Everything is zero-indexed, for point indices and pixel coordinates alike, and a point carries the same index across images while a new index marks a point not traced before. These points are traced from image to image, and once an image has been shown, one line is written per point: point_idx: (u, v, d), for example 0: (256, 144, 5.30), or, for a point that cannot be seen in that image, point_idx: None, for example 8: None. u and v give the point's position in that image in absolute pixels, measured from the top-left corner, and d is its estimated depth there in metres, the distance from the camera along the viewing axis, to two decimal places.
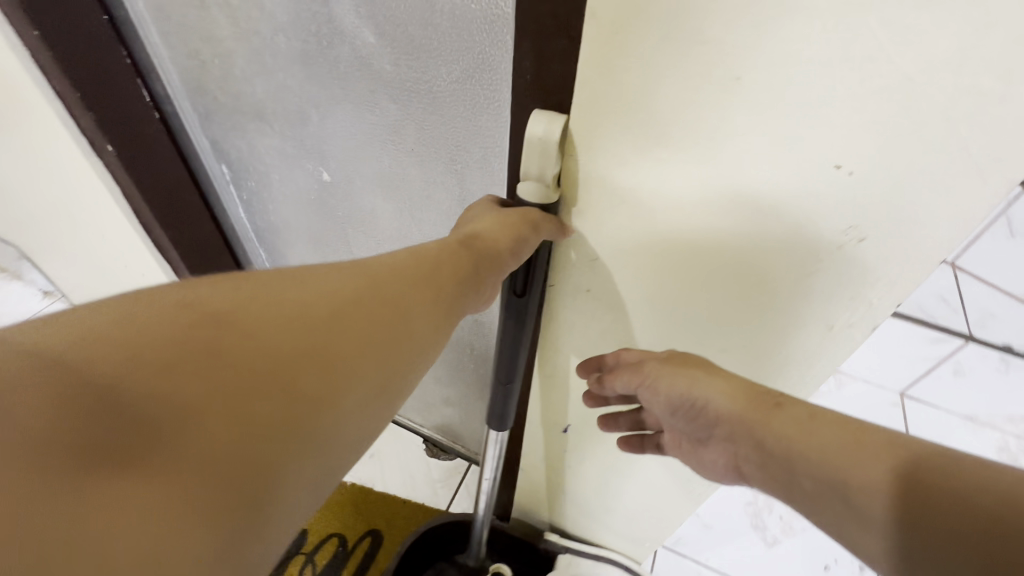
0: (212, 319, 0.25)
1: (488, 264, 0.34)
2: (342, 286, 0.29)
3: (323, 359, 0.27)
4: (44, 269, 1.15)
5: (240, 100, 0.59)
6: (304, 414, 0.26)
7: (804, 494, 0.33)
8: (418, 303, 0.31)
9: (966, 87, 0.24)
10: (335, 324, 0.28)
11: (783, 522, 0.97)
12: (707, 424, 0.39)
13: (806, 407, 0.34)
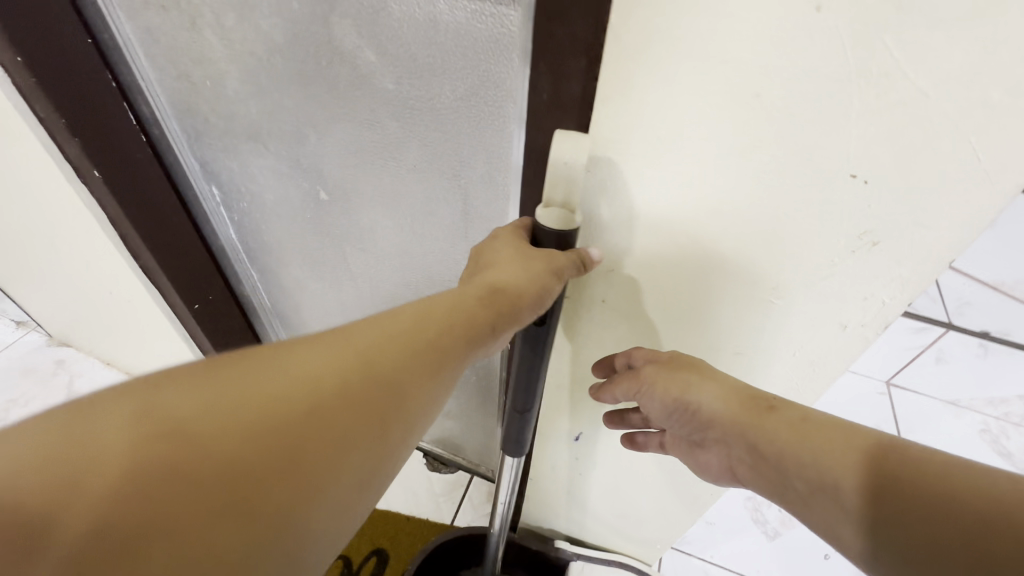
0: (228, 403, 0.27)
1: (506, 314, 0.35)
2: (359, 347, 0.32)
3: (331, 433, 0.29)
4: (17, 297, 1.11)
5: (233, 121, 0.58)
6: (328, 470, 0.29)
7: (797, 495, 0.34)
8: (431, 357, 0.33)
9: (977, 99, 0.26)
10: (352, 386, 0.30)
11: (782, 514, 0.99)
12: (700, 426, 0.40)
13: (797, 410, 0.36)
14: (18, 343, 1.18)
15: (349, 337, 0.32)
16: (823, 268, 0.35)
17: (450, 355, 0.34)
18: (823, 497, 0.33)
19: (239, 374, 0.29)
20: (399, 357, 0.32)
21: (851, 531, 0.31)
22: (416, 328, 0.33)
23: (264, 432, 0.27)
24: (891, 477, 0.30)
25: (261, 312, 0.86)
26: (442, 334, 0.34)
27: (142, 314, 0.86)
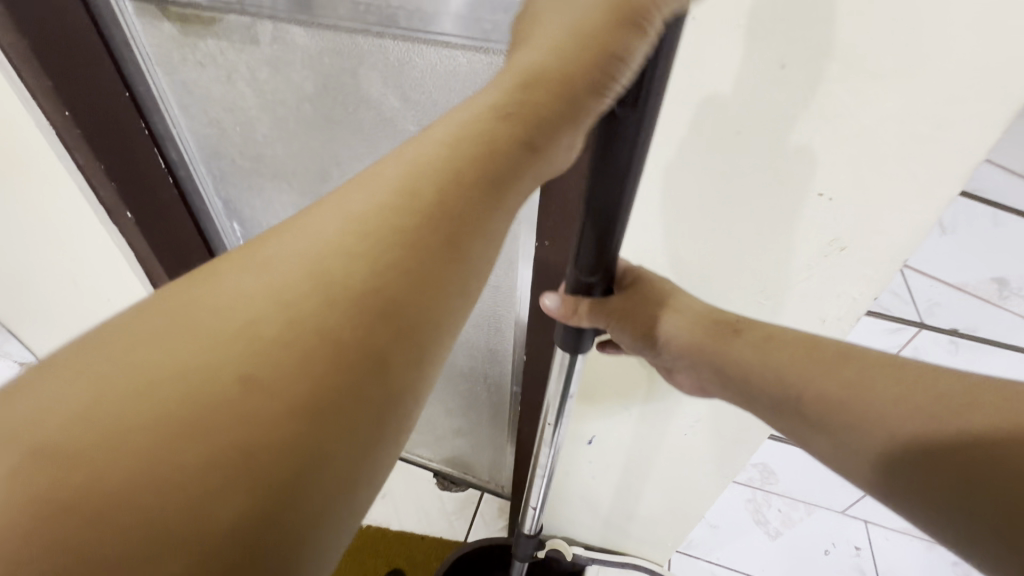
0: (169, 364, 0.21)
1: (546, 129, 0.28)
2: (335, 243, 0.24)
3: (312, 368, 0.22)
4: (23, 339, 1.12)
5: (260, 162, 0.63)
6: (330, 414, 0.22)
7: (766, 408, 0.38)
8: (441, 238, 0.25)
9: (908, 132, 0.33)
10: (335, 306, 0.23)
11: (782, 514, 1.03)
12: (668, 354, 0.44)
13: (760, 329, 0.40)
14: None
15: (320, 228, 0.25)
16: (801, 272, 0.42)
17: (472, 220, 0.26)
18: (795, 415, 0.36)
19: (187, 321, 0.22)
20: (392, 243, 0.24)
21: (825, 442, 0.34)
22: (413, 196, 0.25)
23: (228, 391, 0.21)
24: (899, 400, 0.31)
25: None
26: (453, 194, 0.26)
27: None
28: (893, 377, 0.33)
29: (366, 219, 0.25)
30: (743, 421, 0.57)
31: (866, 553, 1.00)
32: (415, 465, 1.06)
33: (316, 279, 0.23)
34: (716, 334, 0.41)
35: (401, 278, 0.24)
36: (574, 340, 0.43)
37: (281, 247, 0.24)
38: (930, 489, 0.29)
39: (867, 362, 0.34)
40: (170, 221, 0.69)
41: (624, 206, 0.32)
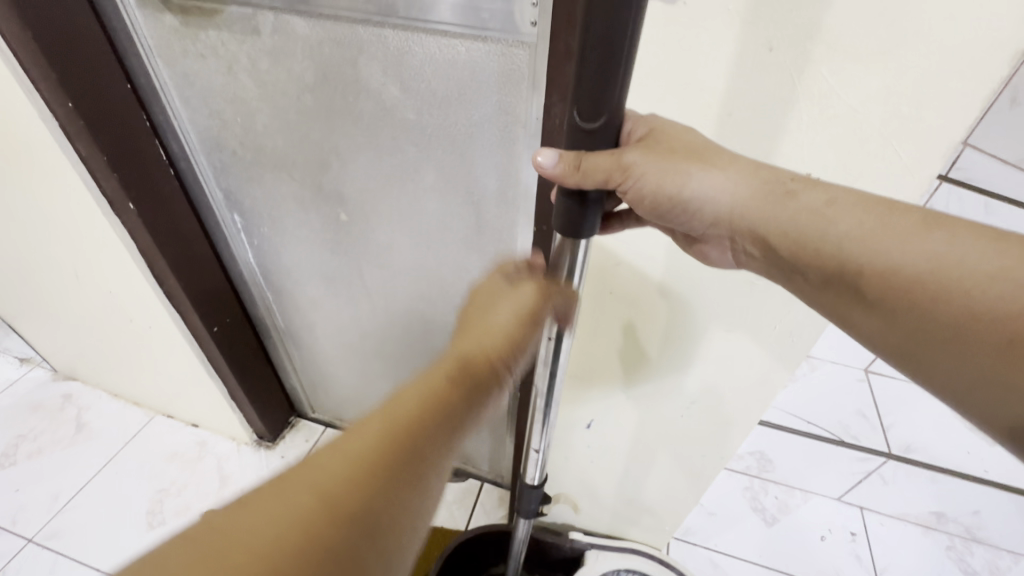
0: (290, 515, 0.27)
1: (492, 401, 0.39)
2: (362, 455, 0.30)
3: (391, 502, 0.30)
4: (24, 333, 1.12)
5: (260, 153, 0.64)
6: (398, 531, 0.30)
7: (803, 274, 0.38)
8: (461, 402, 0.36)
9: (892, 112, 0.35)
10: (404, 452, 0.31)
11: (779, 501, 1.04)
12: (692, 219, 0.39)
13: (818, 192, 0.37)
14: (21, 381, 1.19)
15: (351, 438, 0.31)
16: None
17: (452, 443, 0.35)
18: (838, 283, 0.37)
19: (250, 515, 0.27)
20: (405, 455, 0.31)
21: (866, 315, 0.37)
22: (420, 421, 0.33)
23: (337, 527, 0.27)
24: (964, 290, 0.33)
25: (272, 329, 0.92)
26: (443, 425, 0.34)
27: (160, 341, 0.89)
28: (962, 279, 0.33)
29: (385, 435, 0.31)
30: (737, 400, 0.58)
31: (861, 539, 1.01)
32: None
33: (345, 484, 0.29)
34: (770, 189, 0.37)
35: (408, 484, 0.31)
36: (578, 222, 0.36)
37: (315, 459, 0.30)
38: (968, 372, 0.34)
39: (935, 254, 0.34)
40: (171, 211, 0.70)
41: (632, 25, 0.26)
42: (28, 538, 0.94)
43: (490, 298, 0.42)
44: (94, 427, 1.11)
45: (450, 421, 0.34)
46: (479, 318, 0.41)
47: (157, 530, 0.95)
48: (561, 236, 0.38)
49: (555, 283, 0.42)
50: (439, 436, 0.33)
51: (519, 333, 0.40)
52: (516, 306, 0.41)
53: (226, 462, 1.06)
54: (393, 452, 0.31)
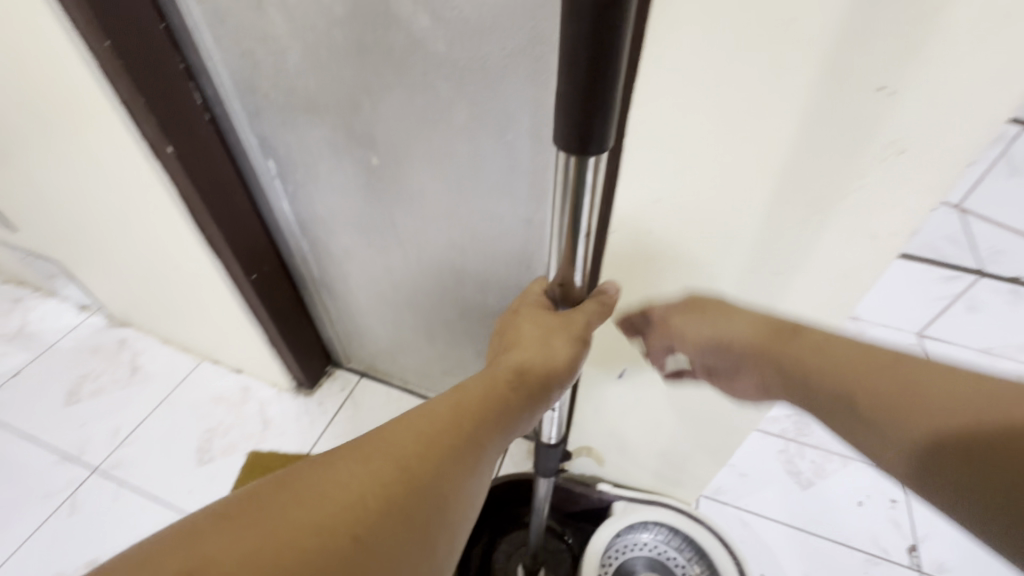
0: (358, 442, 0.35)
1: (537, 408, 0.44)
2: (432, 429, 0.37)
3: (430, 452, 0.35)
4: (82, 282, 1.19)
5: (291, 95, 0.63)
6: (431, 479, 0.34)
7: (819, 408, 0.40)
8: (503, 404, 0.41)
9: (990, 8, 0.29)
10: (448, 420, 0.38)
11: (815, 465, 1.02)
12: (734, 359, 0.46)
13: (817, 333, 0.41)
14: (82, 326, 1.27)
15: (423, 409, 0.38)
16: (849, 189, 0.39)
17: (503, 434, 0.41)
18: (842, 414, 0.38)
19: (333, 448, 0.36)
20: (464, 433, 0.38)
21: (861, 429, 0.37)
22: (479, 412, 0.40)
23: (384, 453, 0.34)
24: (955, 404, 0.33)
25: (308, 278, 0.94)
26: (496, 416, 0.40)
27: (204, 289, 0.92)
28: (947, 396, 0.33)
29: (451, 415, 0.38)
30: None
31: (903, 506, 0.97)
32: None
33: (420, 446, 0.35)
34: (778, 333, 0.43)
35: (467, 456, 0.37)
36: (589, 131, 0.31)
37: (393, 424, 0.37)
38: (964, 482, 0.31)
39: (919, 378, 0.35)
40: (209, 156, 0.71)
41: None
42: (94, 468, 1.02)
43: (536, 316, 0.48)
44: (148, 370, 1.18)
45: (502, 417, 0.41)
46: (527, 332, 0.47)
47: (207, 466, 1.02)
48: (569, 153, 0.33)
49: (564, 217, 0.40)
50: (492, 424, 0.40)
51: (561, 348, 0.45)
52: (558, 324, 0.46)
53: (267, 407, 1.10)
54: (456, 430, 0.37)
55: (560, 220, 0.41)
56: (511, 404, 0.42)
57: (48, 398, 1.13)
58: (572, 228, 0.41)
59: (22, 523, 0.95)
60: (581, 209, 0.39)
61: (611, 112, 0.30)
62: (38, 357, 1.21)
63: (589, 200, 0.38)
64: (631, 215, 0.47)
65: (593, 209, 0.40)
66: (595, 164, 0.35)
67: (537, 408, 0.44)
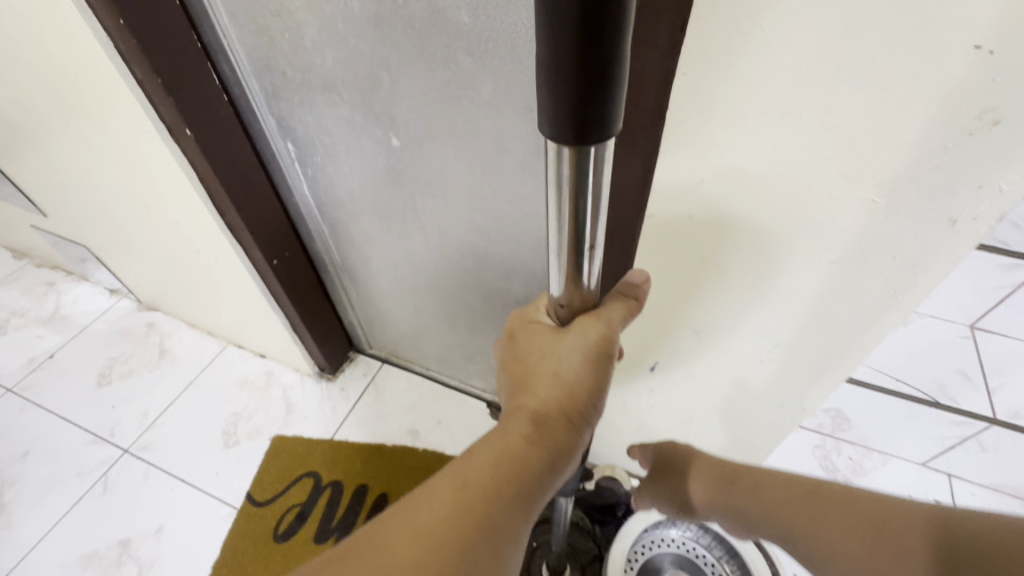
0: (361, 551, 0.33)
1: (569, 450, 0.40)
2: (440, 515, 0.34)
3: (442, 554, 0.32)
4: (111, 266, 1.21)
5: (310, 73, 0.61)
6: None
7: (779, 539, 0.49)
8: (527, 468, 0.37)
9: None
10: (461, 506, 0.34)
11: (852, 462, 1.00)
12: (708, 510, 0.57)
13: (748, 480, 0.53)
14: (112, 310, 1.29)
15: (432, 494, 0.35)
16: (926, 166, 0.35)
17: (532, 493, 0.37)
18: (793, 544, 0.48)
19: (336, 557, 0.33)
20: (480, 507, 0.34)
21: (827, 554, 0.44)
22: (494, 477, 0.36)
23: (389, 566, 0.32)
24: (888, 510, 0.41)
25: (329, 263, 0.93)
26: (517, 476, 0.37)
27: (227, 274, 0.92)
28: (875, 503, 0.42)
29: (459, 490, 0.35)
30: (830, 350, 0.51)
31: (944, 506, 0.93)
32: (466, 395, 1.08)
33: (428, 539, 0.32)
34: (720, 481, 0.55)
35: (489, 534, 0.34)
36: (589, 117, 0.24)
37: (393, 521, 0.34)
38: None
39: (832, 491, 0.46)
40: (228, 139, 0.70)
41: None
42: (124, 449, 1.04)
43: (540, 343, 0.43)
44: (175, 354, 1.19)
45: (524, 474, 0.37)
46: (536, 366, 0.43)
47: (233, 449, 1.03)
48: (559, 146, 0.27)
49: (563, 232, 0.34)
50: (514, 487, 0.36)
51: (577, 375, 0.41)
52: (568, 348, 0.42)
53: (291, 391, 1.11)
54: (470, 507, 0.34)
55: (558, 234, 0.35)
56: (532, 457, 0.38)
57: (80, 380, 1.16)
58: (573, 245, 0.35)
59: (56, 501, 0.98)
60: (582, 220, 0.33)
61: (617, 87, 0.24)
62: (72, 340, 1.24)
63: (593, 209, 0.32)
64: (670, 194, 0.45)
65: (598, 219, 0.34)
66: (599, 169, 0.29)
67: (569, 451, 0.40)
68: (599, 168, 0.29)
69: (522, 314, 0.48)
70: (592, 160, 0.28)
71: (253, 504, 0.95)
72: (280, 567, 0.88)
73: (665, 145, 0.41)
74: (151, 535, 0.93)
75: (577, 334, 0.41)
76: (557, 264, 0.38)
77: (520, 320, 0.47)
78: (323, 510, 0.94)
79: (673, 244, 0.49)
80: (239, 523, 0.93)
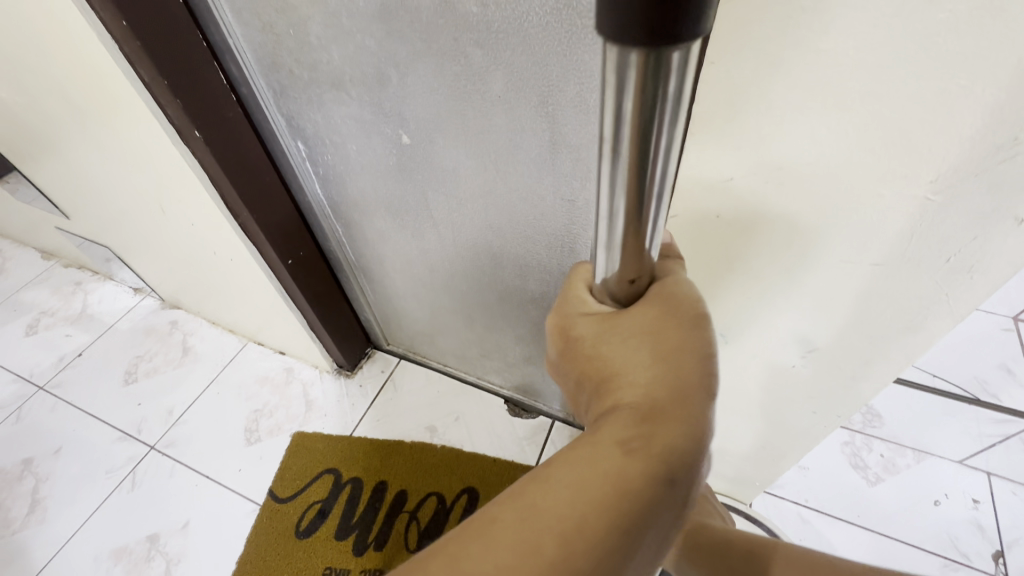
0: None
1: (681, 457, 0.31)
2: (503, 557, 0.28)
3: None
4: (135, 267, 1.23)
5: (317, 70, 0.59)
6: None
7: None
8: (621, 495, 0.30)
9: None
10: (534, 549, 0.29)
11: (885, 460, 0.93)
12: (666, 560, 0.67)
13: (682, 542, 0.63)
14: (136, 308, 1.32)
15: (501, 532, 0.29)
16: (993, 159, 0.31)
17: (634, 517, 0.30)
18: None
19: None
20: (554, 545, 0.29)
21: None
22: (575, 503, 0.30)
23: None
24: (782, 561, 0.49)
25: (344, 262, 0.93)
26: (612, 503, 0.30)
27: (242, 273, 0.92)
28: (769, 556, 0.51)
29: (525, 524, 0.29)
30: (867, 355, 0.48)
31: (986, 507, 0.87)
32: (485, 391, 1.07)
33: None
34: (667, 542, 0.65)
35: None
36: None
37: (446, 556, 0.29)
38: None
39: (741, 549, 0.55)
40: (238, 140, 0.69)
41: None
42: (151, 446, 1.06)
43: (604, 332, 0.36)
44: (198, 351, 1.21)
45: (621, 499, 0.30)
46: (608, 358, 0.35)
47: (254, 445, 1.04)
48: (618, 53, 0.21)
49: (620, 193, 0.28)
50: (603, 513, 0.30)
51: (666, 360, 0.33)
52: (642, 327, 0.35)
53: (310, 388, 1.11)
54: (540, 548, 0.29)
55: (611, 196, 0.29)
56: (624, 472, 0.30)
57: (108, 379, 1.18)
58: (632, 209, 0.29)
59: (88, 497, 1.01)
60: (644, 181, 0.27)
61: None
62: (98, 338, 1.27)
63: (660, 161, 0.26)
64: (696, 193, 0.42)
65: (665, 177, 0.27)
66: (677, 95, 0.22)
67: (682, 458, 0.31)
68: (679, 91, 0.22)
69: (571, 302, 0.40)
70: (670, 75, 0.21)
71: (276, 500, 0.96)
72: (302, 563, 0.89)
73: (690, 141, 0.39)
74: (178, 531, 0.95)
75: (652, 306, 0.35)
76: (607, 237, 0.32)
77: (565, 315, 0.40)
78: (343, 506, 0.95)
79: (699, 245, 0.46)
80: (263, 519, 0.94)
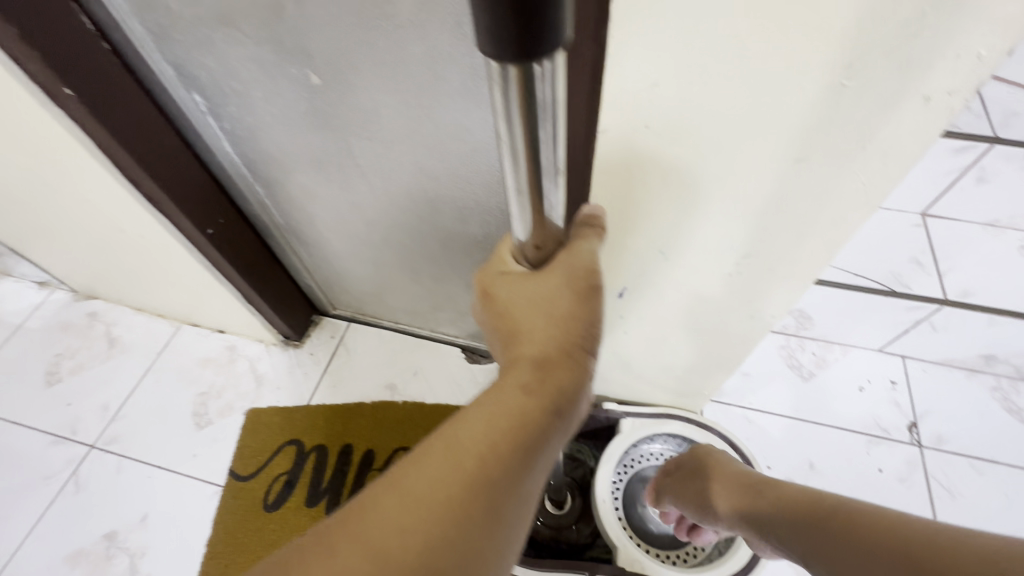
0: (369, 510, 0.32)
1: (573, 394, 0.36)
2: (431, 478, 0.33)
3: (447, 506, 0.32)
4: (33, 258, 1.10)
5: (198, 5, 0.52)
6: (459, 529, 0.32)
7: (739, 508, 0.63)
8: (527, 423, 0.35)
9: None
10: (455, 470, 0.33)
11: (816, 357, 1.02)
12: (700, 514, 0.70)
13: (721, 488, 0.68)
14: (46, 304, 1.19)
15: (432, 457, 0.34)
16: (903, 35, 0.32)
17: (540, 439, 0.35)
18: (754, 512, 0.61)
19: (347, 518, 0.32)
20: (475, 466, 0.33)
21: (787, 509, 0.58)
22: (488, 434, 0.34)
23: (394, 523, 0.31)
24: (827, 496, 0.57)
25: (272, 227, 0.87)
26: (519, 433, 0.34)
27: (159, 250, 0.84)
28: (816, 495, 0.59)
29: (449, 453, 0.34)
30: (797, 254, 0.50)
31: (902, 387, 0.98)
32: (440, 342, 1.06)
33: (418, 504, 0.32)
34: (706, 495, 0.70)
35: (487, 489, 0.33)
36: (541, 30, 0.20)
37: (381, 488, 0.33)
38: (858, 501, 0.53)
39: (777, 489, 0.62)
40: (125, 99, 0.61)
41: None
42: (91, 445, 1.00)
43: (514, 291, 0.39)
44: (126, 341, 1.12)
45: (527, 429, 0.35)
46: (514, 314, 0.39)
47: (206, 428, 1.00)
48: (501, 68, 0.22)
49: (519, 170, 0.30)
50: (513, 439, 0.34)
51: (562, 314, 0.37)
52: (548, 291, 0.37)
53: (258, 363, 1.07)
54: (462, 469, 0.33)
55: (513, 135, 0.27)
56: (529, 408, 0.35)
57: (27, 383, 1.08)
58: (534, 181, 0.30)
59: (29, 506, 0.94)
60: (540, 155, 0.28)
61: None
62: (7, 342, 1.15)
63: (550, 95, 0.25)
64: (623, 105, 0.41)
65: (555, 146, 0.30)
66: (550, 97, 0.25)
67: (574, 392, 0.36)
68: (555, 87, 0.25)
69: (489, 268, 0.43)
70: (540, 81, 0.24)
71: (239, 479, 0.94)
72: (276, 535, 0.88)
73: (613, 45, 0.37)
74: (137, 525, 0.91)
75: (558, 272, 0.37)
76: (520, 217, 0.34)
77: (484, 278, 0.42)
78: (311, 475, 0.93)
79: (632, 159, 0.45)
80: (229, 498, 0.92)
